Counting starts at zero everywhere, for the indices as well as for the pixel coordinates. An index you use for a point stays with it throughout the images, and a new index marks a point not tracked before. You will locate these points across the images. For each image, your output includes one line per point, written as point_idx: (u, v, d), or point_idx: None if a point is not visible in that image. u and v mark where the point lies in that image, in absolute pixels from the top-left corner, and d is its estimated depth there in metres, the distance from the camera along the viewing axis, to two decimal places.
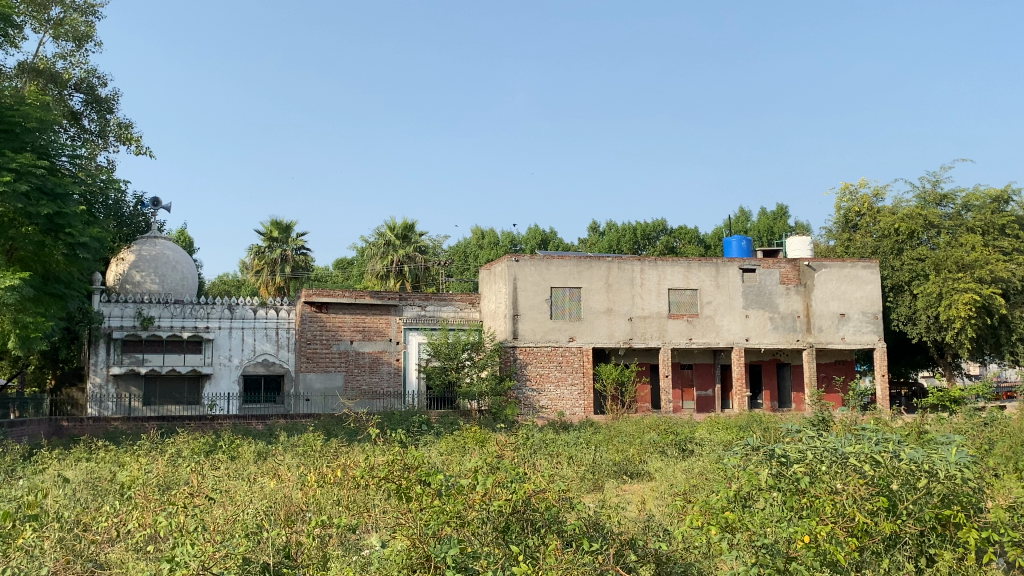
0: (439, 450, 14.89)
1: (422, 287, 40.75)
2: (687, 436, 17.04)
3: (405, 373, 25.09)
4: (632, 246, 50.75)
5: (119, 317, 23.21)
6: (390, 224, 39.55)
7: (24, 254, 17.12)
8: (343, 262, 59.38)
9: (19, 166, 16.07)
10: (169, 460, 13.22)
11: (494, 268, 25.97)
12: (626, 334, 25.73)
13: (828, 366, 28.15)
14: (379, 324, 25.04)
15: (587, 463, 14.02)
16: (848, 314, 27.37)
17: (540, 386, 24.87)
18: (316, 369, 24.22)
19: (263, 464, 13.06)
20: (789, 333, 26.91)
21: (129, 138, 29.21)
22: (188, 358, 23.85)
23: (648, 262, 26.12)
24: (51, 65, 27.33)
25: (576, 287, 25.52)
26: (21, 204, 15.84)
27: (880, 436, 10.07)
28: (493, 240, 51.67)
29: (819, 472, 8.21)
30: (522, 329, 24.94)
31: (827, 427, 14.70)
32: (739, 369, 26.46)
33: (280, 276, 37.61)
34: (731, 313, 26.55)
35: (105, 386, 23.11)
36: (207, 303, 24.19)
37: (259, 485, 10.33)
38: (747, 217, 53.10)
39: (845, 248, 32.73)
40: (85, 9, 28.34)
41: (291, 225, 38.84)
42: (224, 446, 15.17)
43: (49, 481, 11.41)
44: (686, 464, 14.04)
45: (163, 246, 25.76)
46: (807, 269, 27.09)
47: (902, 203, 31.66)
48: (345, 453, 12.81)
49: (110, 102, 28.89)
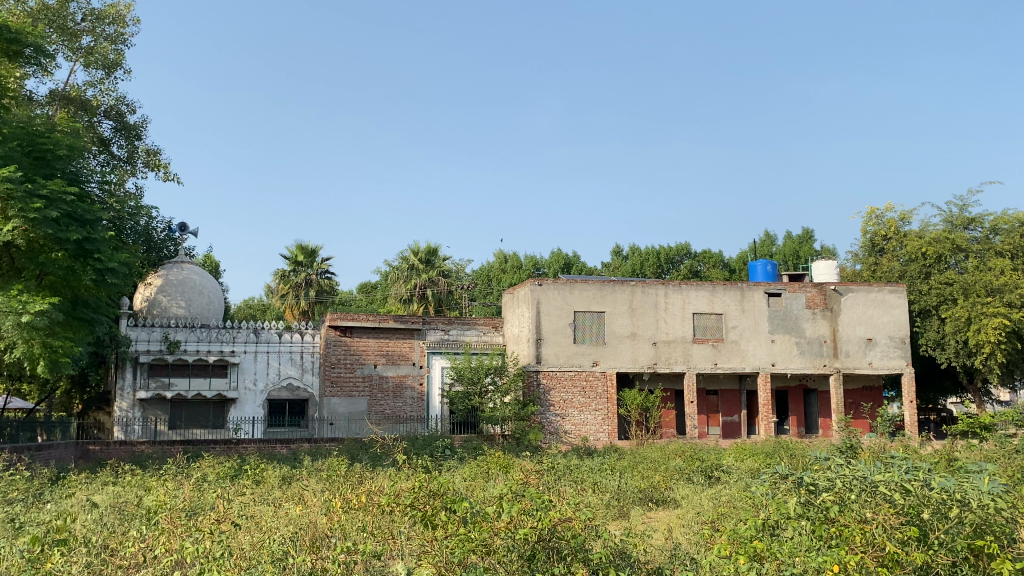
0: (463, 475, 14.85)
1: (446, 311, 40.77)
2: (715, 462, 16.88)
3: (428, 398, 25.07)
4: (656, 270, 50.62)
5: (146, 341, 23.35)
6: (414, 249, 39.79)
7: (54, 280, 17.27)
8: (366, 287, 59.62)
9: (50, 193, 16.34)
10: (195, 485, 13.28)
11: (518, 292, 25.99)
12: (650, 359, 25.61)
13: (855, 393, 27.92)
14: (402, 348, 25.08)
15: (612, 490, 13.92)
16: (876, 339, 27.09)
17: (564, 411, 24.76)
18: (340, 393, 24.29)
19: (288, 489, 13.07)
20: (815, 358, 26.68)
21: (157, 164, 29.60)
22: (213, 382, 23.97)
23: (672, 286, 26.03)
24: (82, 92, 27.80)
25: (600, 312, 25.47)
26: (52, 230, 16.08)
27: (911, 465, 9.88)
28: (516, 264, 51.75)
29: (847, 501, 8.20)
30: (545, 354, 24.90)
31: (856, 454, 14.52)
32: (765, 395, 26.26)
33: (304, 300, 37.83)
34: (757, 338, 26.37)
35: (131, 411, 23.20)
36: (233, 328, 24.35)
37: (284, 511, 10.32)
38: (773, 241, 52.89)
39: (872, 272, 32.51)
40: (115, 38, 28.83)
41: (316, 249, 39.08)
42: (249, 471, 15.21)
43: (76, 505, 11.46)
44: (712, 491, 13.87)
45: (190, 271, 26.02)
46: (833, 293, 26.93)
47: (929, 227, 31.48)
48: (370, 478, 12.79)
49: (139, 129, 29.29)
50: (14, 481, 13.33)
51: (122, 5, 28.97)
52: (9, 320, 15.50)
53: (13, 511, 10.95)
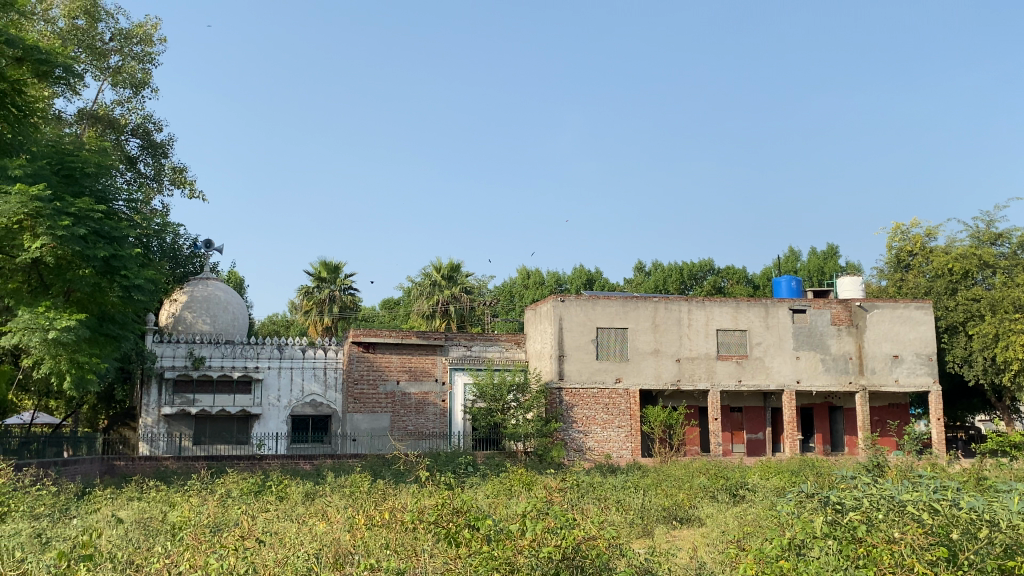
0: (485, 492, 14.78)
1: (469, 328, 40.77)
2: (740, 480, 16.72)
3: (450, 415, 25.05)
4: (679, 286, 50.44)
5: (172, 356, 23.55)
6: (437, 265, 39.93)
7: (80, 296, 17.44)
8: (389, 303, 59.79)
9: (78, 211, 16.62)
10: (219, 501, 13.32)
11: (540, 308, 25.98)
12: (673, 375, 25.48)
13: (882, 410, 27.63)
14: (425, 364, 25.12)
15: (636, 508, 13.82)
16: (902, 356, 26.82)
17: (587, 428, 24.67)
18: (363, 409, 24.30)
19: (312, 506, 13.08)
20: (841, 375, 26.45)
21: (183, 182, 29.90)
22: (237, 399, 24.08)
23: (695, 302, 25.93)
24: (110, 111, 28.17)
25: (622, 328, 25.41)
26: (80, 247, 16.26)
27: (939, 485, 9.78)
28: (538, 280, 51.71)
29: (875, 520, 8.22)
30: (568, 370, 24.85)
31: (883, 473, 14.35)
32: (790, 413, 26.04)
33: (328, 316, 37.99)
34: (782, 354, 26.19)
35: (156, 426, 23.38)
36: (257, 344, 24.49)
37: (308, 528, 10.31)
38: (797, 257, 52.58)
39: (897, 288, 32.26)
40: (143, 58, 29.20)
41: (340, 265, 39.29)
42: (272, 487, 15.24)
43: (102, 521, 11.52)
44: (738, 509, 13.74)
45: (216, 288, 26.22)
46: (858, 309, 26.72)
47: (955, 243, 31.22)
48: (393, 495, 12.77)
49: (165, 147, 29.60)
50: (40, 497, 13.46)
51: (150, 25, 29.36)
52: (36, 336, 15.67)
53: (39, 527, 11.02)
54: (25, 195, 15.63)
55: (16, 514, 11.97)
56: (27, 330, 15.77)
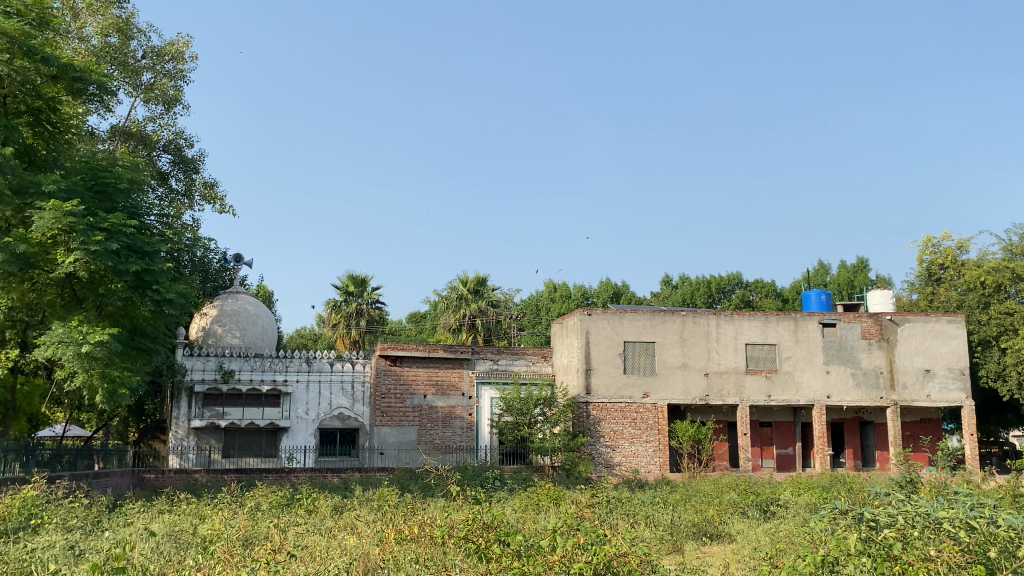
0: (513, 506, 14.70)
1: (495, 341, 40.75)
2: (771, 496, 16.56)
3: (477, 428, 25.04)
4: (707, 300, 50.23)
5: (202, 370, 23.64)
6: (463, 279, 40.06)
7: (113, 310, 17.67)
8: (415, 317, 59.96)
9: (111, 226, 16.81)
10: (248, 514, 13.40)
11: (567, 321, 25.96)
12: (702, 390, 25.32)
13: (913, 425, 27.31)
14: (452, 377, 25.14)
15: (665, 524, 13.70)
16: (934, 371, 26.48)
17: (614, 443, 24.56)
18: (390, 423, 24.41)
19: (341, 519, 13.10)
20: (872, 390, 26.15)
21: (213, 198, 30.20)
22: (266, 412, 24.21)
23: (724, 316, 25.80)
24: (142, 127, 28.54)
25: (650, 342, 25.31)
26: (112, 262, 16.45)
27: (975, 501, 9.70)
28: (565, 293, 51.63)
29: (910, 538, 8.16)
30: (595, 384, 24.77)
31: (916, 489, 14.13)
32: (819, 428, 25.80)
33: (355, 329, 38.16)
34: (811, 369, 25.96)
35: (186, 439, 23.50)
36: (286, 357, 24.64)
37: (339, 541, 10.32)
38: (827, 270, 52.23)
39: (929, 301, 31.96)
40: (175, 75, 29.57)
41: (366, 279, 39.47)
42: (302, 500, 15.28)
43: (134, 533, 11.61)
44: (769, 526, 13.58)
45: (245, 302, 26.43)
46: (889, 323, 26.45)
47: (987, 256, 30.91)
48: (422, 509, 12.77)
49: (197, 162, 29.92)
50: (73, 509, 13.58)
51: (181, 42, 29.74)
52: (70, 349, 15.88)
53: (73, 539, 11.11)
54: (59, 210, 15.81)
55: (49, 527, 12.10)
56: (61, 343, 15.97)
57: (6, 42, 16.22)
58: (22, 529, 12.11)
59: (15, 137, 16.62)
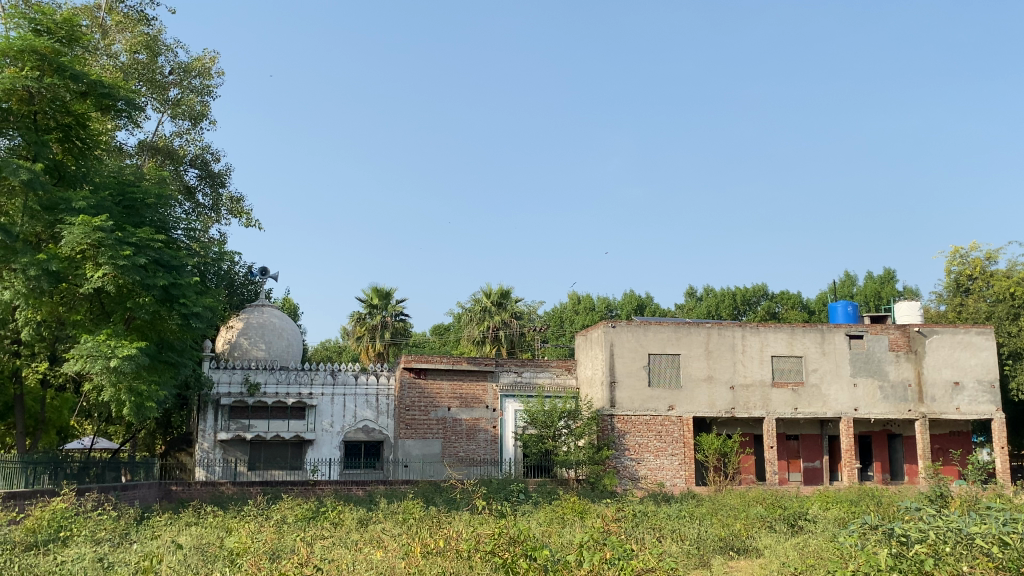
0: (538, 520, 14.62)
1: (519, 353, 40.68)
2: (799, 510, 16.37)
3: (501, 441, 24.99)
4: (732, 311, 50.00)
5: (228, 382, 23.81)
6: (487, 291, 40.09)
7: (141, 323, 17.85)
8: (439, 330, 60.08)
9: (138, 240, 16.98)
10: (274, 527, 13.45)
11: (591, 334, 25.91)
12: (727, 403, 25.15)
13: (942, 438, 27.00)
14: (476, 390, 25.14)
15: (692, 538, 13.61)
16: (963, 383, 26.15)
17: (639, 456, 24.44)
18: (415, 435, 24.41)
19: (367, 532, 13.10)
20: (900, 403, 25.87)
21: (240, 211, 30.46)
22: (292, 424, 24.29)
23: (749, 328, 25.65)
24: (169, 142, 28.84)
25: (674, 354, 25.21)
26: (140, 276, 16.62)
27: (1008, 517, 9.62)
28: (589, 305, 51.54)
29: (942, 554, 8.07)
30: (620, 397, 24.67)
31: (947, 503, 13.83)
32: (847, 441, 25.54)
33: (380, 341, 38.26)
34: (839, 381, 25.74)
35: (213, 451, 23.62)
36: (311, 369, 24.74)
37: (366, 555, 10.31)
38: (853, 282, 51.80)
39: (957, 313, 31.67)
40: (202, 90, 29.85)
41: (391, 292, 39.59)
42: (327, 512, 15.31)
43: (162, 546, 11.67)
44: (798, 540, 13.44)
45: (271, 315, 26.61)
46: (917, 335, 26.19)
47: (1017, 266, 30.59)
48: (448, 523, 12.76)
49: (223, 177, 30.19)
50: (102, 522, 13.68)
51: (208, 58, 30.07)
52: (98, 363, 16.02)
53: (101, 551, 11.18)
54: (88, 225, 15.99)
55: (78, 539, 12.20)
56: (90, 357, 16.11)
57: (35, 59, 16.54)
58: (51, 541, 12.22)
59: (45, 154, 16.84)
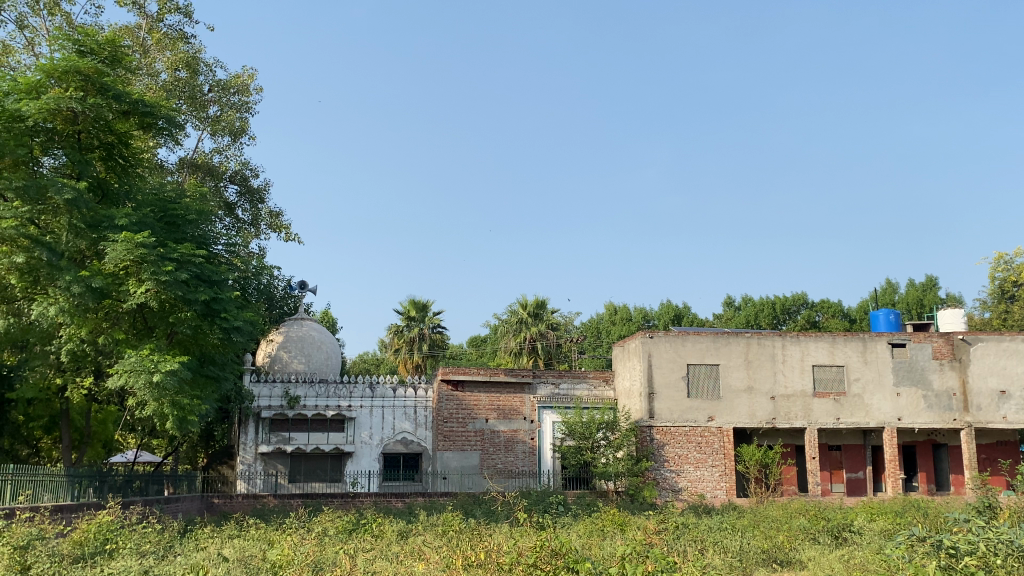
0: (577, 532, 14.55)
1: (556, 364, 40.58)
2: (843, 522, 16.14)
3: (540, 452, 24.98)
4: (770, 321, 49.59)
5: (268, 397, 24.02)
6: (523, 302, 40.12)
7: (183, 337, 18.11)
8: (476, 341, 60.16)
9: (180, 256, 17.25)
10: (316, 539, 13.53)
11: (628, 345, 25.81)
12: (768, 414, 24.90)
13: (989, 448, 26.54)
14: (514, 402, 25.13)
15: (735, 549, 13.48)
16: (1009, 392, 25.67)
17: (679, 467, 24.25)
18: (452, 447, 24.43)
19: (408, 544, 13.17)
20: (944, 412, 25.44)
21: (278, 226, 30.79)
22: (331, 436, 24.45)
23: (790, 337, 25.39)
24: (209, 158, 29.23)
25: (713, 364, 25.02)
26: (182, 291, 16.85)
27: None
28: (626, 316, 51.39)
29: (994, 566, 7.96)
30: (658, 408, 24.52)
31: (996, 514, 13.52)
32: (891, 450, 25.18)
33: (417, 353, 38.39)
34: (882, 391, 25.38)
35: (254, 464, 23.89)
36: (350, 382, 24.89)
37: (407, 567, 10.34)
38: (894, 289, 51.08)
39: (1002, 320, 31.14)
40: (240, 106, 30.24)
41: (428, 304, 39.77)
42: (367, 524, 15.41)
43: (207, 558, 11.79)
44: (842, 552, 13.29)
45: (310, 328, 26.85)
46: (961, 343, 25.76)
47: None
48: (488, 535, 12.81)
49: (262, 192, 30.54)
50: (146, 534, 13.85)
51: (246, 75, 30.49)
52: (141, 378, 16.22)
53: (148, 563, 11.32)
54: (131, 242, 16.18)
55: (124, 551, 12.36)
56: (133, 372, 16.32)
57: (79, 80, 16.90)
58: (99, 554, 12.40)
59: (89, 171, 17.15)
